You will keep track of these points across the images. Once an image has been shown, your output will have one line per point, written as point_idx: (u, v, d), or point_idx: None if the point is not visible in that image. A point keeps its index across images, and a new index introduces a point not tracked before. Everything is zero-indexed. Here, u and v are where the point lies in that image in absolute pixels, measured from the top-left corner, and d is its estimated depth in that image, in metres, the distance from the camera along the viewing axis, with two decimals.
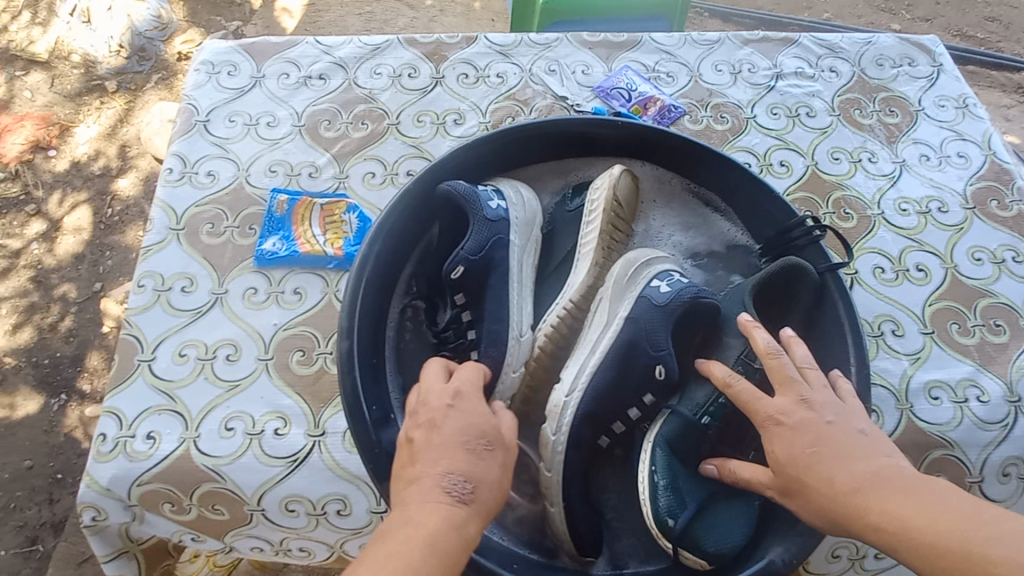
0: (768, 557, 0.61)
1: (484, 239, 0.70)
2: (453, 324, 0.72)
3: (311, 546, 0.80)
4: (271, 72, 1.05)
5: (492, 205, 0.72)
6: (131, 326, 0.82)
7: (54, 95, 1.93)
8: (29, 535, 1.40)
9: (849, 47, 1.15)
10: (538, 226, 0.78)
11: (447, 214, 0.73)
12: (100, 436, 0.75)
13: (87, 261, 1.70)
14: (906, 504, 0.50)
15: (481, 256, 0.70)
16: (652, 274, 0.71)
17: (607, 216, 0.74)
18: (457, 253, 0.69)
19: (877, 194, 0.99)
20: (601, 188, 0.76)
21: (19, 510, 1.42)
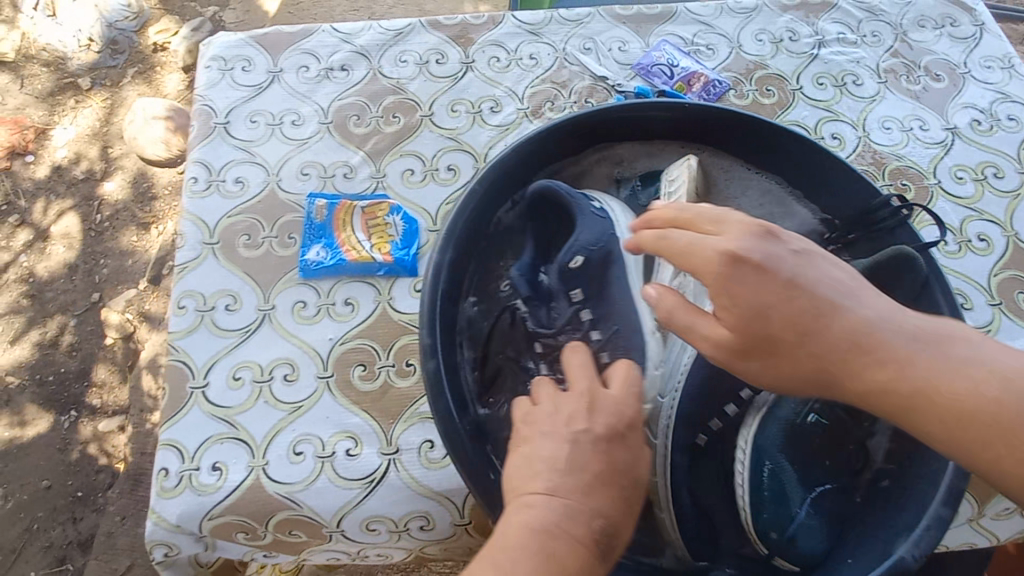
0: (896, 554, 0.57)
1: (598, 232, 0.65)
2: (569, 325, 0.65)
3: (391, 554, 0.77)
4: (289, 66, 0.98)
5: (596, 204, 0.68)
6: (177, 351, 0.78)
7: (23, 96, 1.80)
8: (57, 555, 1.36)
9: (890, 10, 1.11)
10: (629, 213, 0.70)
11: (543, 216, 0.69)
12: (163, 470, 0.71)
13: (81, 271, 1.62)
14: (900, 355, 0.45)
15: (598, 248, 0.65)
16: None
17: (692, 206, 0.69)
18: (573, 244, 0.65)
19: (932, 162, 0.96)
20: (679, 174, 0.71)
21: (43, 531, 1.38)
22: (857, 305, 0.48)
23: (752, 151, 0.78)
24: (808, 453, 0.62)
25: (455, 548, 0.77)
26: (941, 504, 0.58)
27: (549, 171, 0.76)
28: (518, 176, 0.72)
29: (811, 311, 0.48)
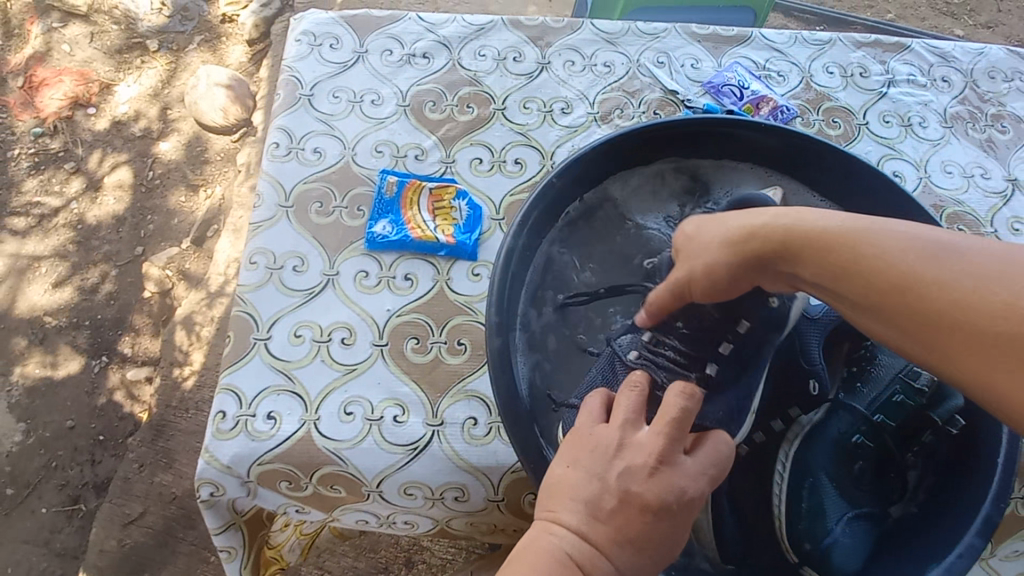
0: None
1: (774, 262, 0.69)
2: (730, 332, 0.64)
3: (417, 520, 0.82)
4: (374, 48, 1.02)
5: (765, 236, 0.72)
6: (245, 303, 0.81)
7: (93, 51, 1.89)
8: (71, 495, 1.41)
9: (962, 57, 1.12)
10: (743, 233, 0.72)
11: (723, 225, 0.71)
12: (220, 413, 0.74)
13: (128, 223, 1.68)
14: (877, 257, 0.49)
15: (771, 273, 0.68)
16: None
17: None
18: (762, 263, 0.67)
19: (992, 211, 0.97)
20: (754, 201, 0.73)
21: (61, 469, 1.42)
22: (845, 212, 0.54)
23: (818, 182, 0.80)
24: (852, 472, 0.65)
25: (481, 522, 0.81)
26: (974, 534, 0.59)
27: (621, 173, 0.79)
28: (590, 173, 0.75)
29: (789, 222, 0.55)
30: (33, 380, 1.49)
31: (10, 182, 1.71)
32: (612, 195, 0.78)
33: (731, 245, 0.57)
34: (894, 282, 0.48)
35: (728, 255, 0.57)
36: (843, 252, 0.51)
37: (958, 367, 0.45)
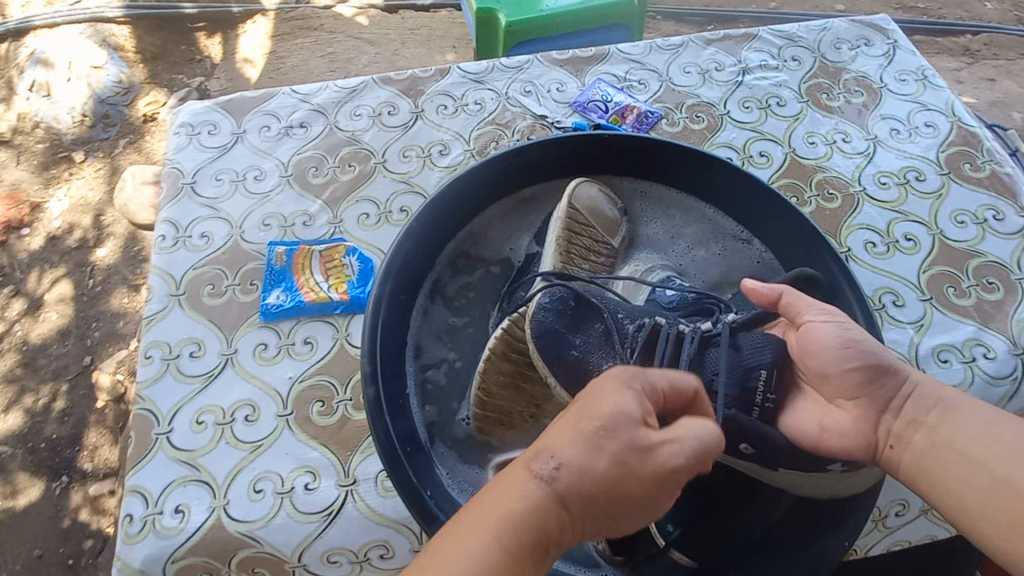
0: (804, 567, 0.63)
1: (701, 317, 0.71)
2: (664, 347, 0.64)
3: None
4: (251, 127, 1.06)
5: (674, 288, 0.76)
6: (144, 400, 0.81)
7: (20, 171, 1.89)
8: None
9: (807, 35, 1.20)
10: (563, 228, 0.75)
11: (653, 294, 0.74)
12: (127, 517, 0.73)
13: (73, 336, 1.64)
14: (1013, 451, 0.53)
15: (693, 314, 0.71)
16: (659, 277, 0.78)
17: (562, 224, 0.75)
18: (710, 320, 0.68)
19: (858, 170, 1.02)
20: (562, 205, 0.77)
21: None
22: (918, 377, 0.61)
23: (667, 173, 0.85)
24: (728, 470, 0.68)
25: None
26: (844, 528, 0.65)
27: (488, 204, 0.82)
28: (457, 211, 0.79)
29: (923, 385, 0.60)
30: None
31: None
32: (480, 227, 0.81)
33: (876, 363, 0.60)
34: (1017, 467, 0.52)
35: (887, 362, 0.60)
36: (968, 426, 0.57)
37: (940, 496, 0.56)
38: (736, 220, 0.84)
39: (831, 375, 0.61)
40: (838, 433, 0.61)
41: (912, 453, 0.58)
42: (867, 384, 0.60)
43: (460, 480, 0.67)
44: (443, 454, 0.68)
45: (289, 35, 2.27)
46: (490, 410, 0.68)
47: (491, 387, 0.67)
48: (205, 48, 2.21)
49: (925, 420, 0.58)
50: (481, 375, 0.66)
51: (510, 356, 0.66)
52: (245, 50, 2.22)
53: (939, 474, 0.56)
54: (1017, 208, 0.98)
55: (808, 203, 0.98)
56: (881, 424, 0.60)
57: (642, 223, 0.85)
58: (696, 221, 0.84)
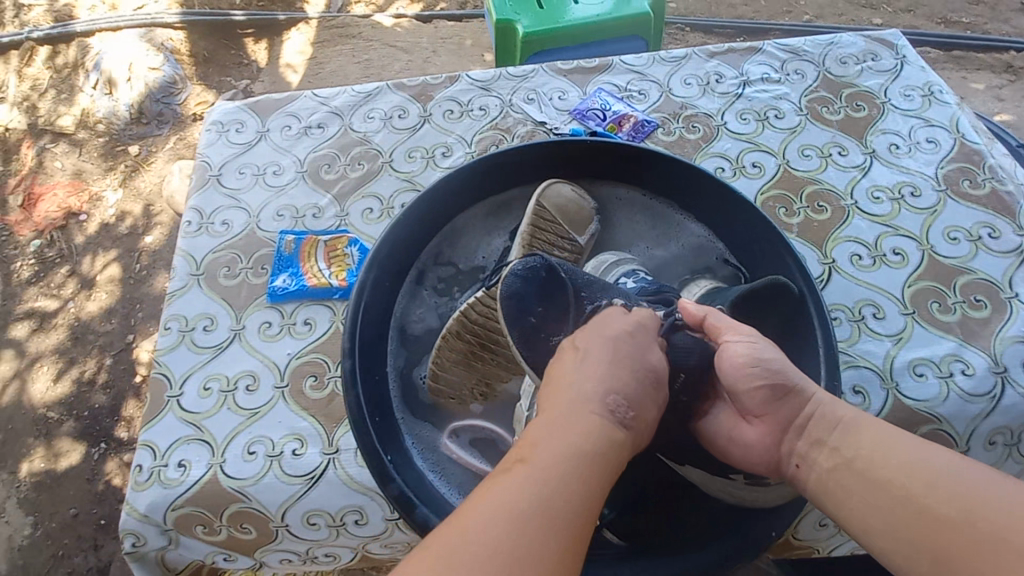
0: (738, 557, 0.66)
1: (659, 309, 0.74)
2: None
3: (338, 552, 0.85)
4: (275, 126, 1.16)
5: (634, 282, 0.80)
6: (160, 365, 0.91)
7: (82, 163, 2.07)
8: None
9: (813, 49, 1.21)
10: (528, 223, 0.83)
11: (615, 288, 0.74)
12: (137, 467, 0.82)
13: (119, 314, 1.79)
14: (908, 465, 0.53)
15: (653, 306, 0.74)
16: (621, 271, 0.83)
17: (529, 219, 0.83)
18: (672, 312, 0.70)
19: (851, 183, 1.03)
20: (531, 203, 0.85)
21: (67, 558, 1.45)
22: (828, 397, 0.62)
23: (643, 180, 0.91)
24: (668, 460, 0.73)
25: (395, 542, 0.84)
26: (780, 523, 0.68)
27: (476, 204, 0.88)
28: (444, 207, 0.85)
29: (826, 406, 0.61)
30: (39, 473, 1.55)
31: (11, 292, 1.84)
32: (465, 225, 0.88)
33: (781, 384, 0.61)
34: (913, 485, 0.52)
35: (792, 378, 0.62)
36: (869, 445, 0.56)
37: (847, 512, 0.55)
38: (706, 223, 0.89)
39: (739, 390, 0.63)
40: (741, 445, 0.64)
41: (816, 472, 0.58)
42: (769, 401, 0.61)
43: (424, 450, 0.73)
44: (415, 424, 0.76)
45: (329, 42, 2.38)
46: (443, 385, 0.75)
47: (446, 362, 0.74)
48: (253, 53, 2.36)
49: (827, 440, 0.58)
50: (436, 352, 0.73)
51: (463, 337, 0.72)
52: (288, 56, 2.36)
53: (842, 491, 0.56)
54: (1015, 226, 0.97)
55: (796, 214, 1.00)
56: (784, 440, 0.61)
57: (618, 224, 0.92)
58: (670, 224, 0.91)
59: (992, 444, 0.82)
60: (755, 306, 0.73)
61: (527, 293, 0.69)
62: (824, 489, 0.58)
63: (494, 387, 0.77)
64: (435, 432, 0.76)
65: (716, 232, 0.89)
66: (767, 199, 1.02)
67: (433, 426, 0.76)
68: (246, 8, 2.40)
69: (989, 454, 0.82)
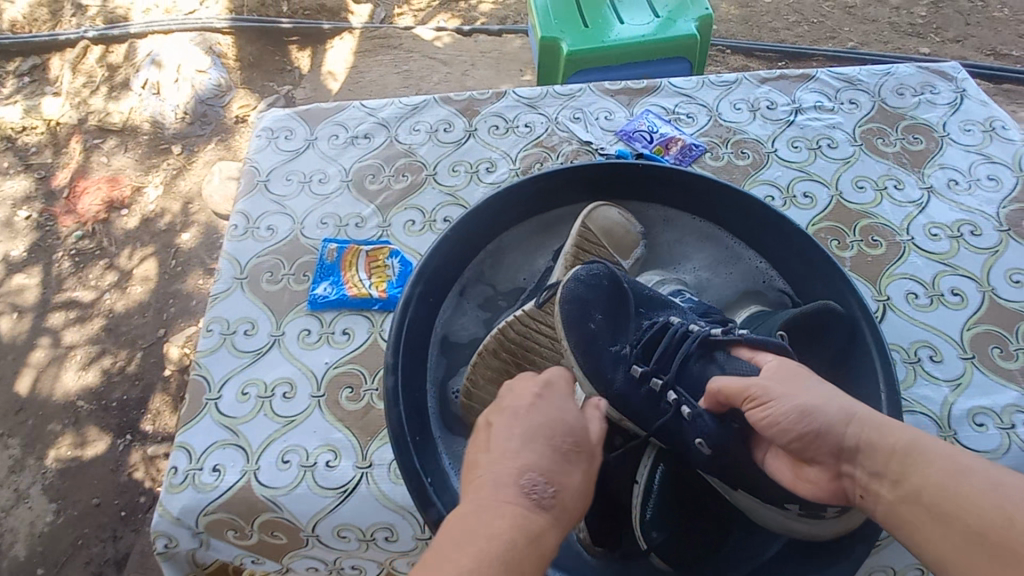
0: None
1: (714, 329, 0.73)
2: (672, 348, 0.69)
3: (364, 565, 0.84)
4: (323, 134, 1.17)
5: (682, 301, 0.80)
6: (200, 367, 0.92)
7: (127, 159, 2.13)
8: (94, 572, 1.44)
9: (868, 79, 1.18)
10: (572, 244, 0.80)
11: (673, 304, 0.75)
12: (173, 468, 0.83)
13: (153, 308, 1.83)
14: (978, 493, 0.49)
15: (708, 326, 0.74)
16: (668, 290, 0.84)
17: (574, 240, 0.80)
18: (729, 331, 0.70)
19: (907, 218, 1.00)
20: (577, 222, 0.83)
21: (87, 546, 1.47)
22: (873, 418, 0.56)
23: (693, 204, 0.89)
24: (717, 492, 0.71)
25: None
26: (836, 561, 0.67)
27: (523, 222, 0.88)
28: (490, 225, 0.85)
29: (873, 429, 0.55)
30: (67, 459, 1.58)
31: (53, 281, 1.89)
32: (511, 243, 0.88)
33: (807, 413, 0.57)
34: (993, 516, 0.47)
35: (823, 412, 0.56)
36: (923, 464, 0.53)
37: (924, 546, 0.51)
38: (759, 252, 0.87)
39: (774, 437, 0.58)
40: (797, 485, 0.60)
41: (881, 507, 0.54)
42: (811, 443, 0.56)
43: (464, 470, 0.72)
44: (455, 439, 0.75)
45: (371, 52, 2.42)
46: (478, 404, 0.74)
47: (480, 379, 0.73)
48: (296, 60, 2.41)
49: (886, 472, 0.53)
50: (472, 368, 0.74)
51: (500, 354, 0.73)
52: (330, 64, 2.40)
53: (914, 524, 0.52)
54: None
55: (848, 247, 0.97)
56: (842, 476, 0.56)
57: (666, 250, 0.90)
58: (719, 251, 0.89)
59: None
60: (808, 333, 0.73)
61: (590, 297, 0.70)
62: (895, 522, 0.53)
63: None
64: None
65: (768, 260, 0.87)
66: (817, 230, 0.99)
67: None
68: (292, 16, 2.45)
69: None
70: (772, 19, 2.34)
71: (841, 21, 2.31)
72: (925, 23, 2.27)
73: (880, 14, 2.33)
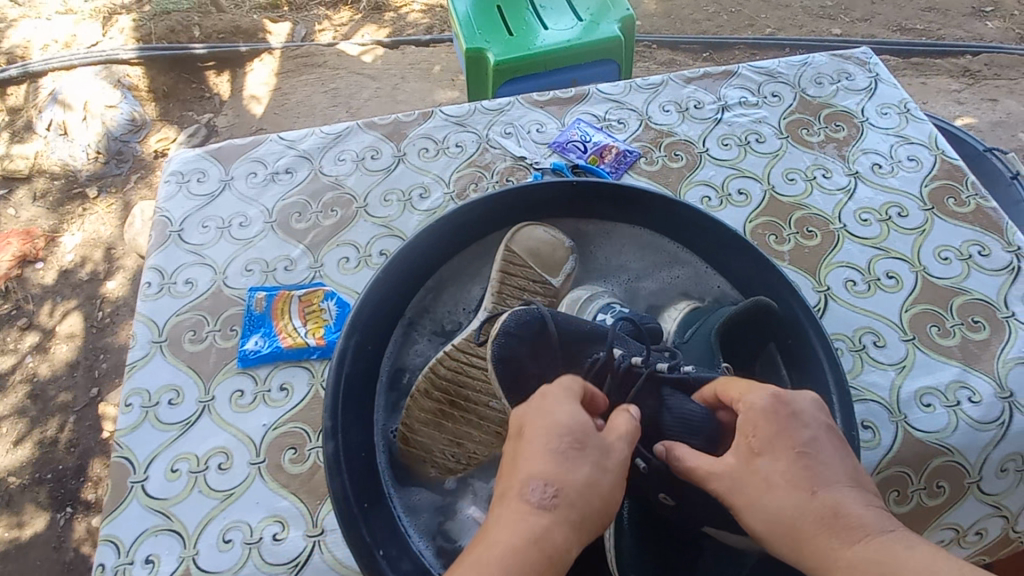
0: None
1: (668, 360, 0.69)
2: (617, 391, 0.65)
3: None
4: (239, 173, 1.09)
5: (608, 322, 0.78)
6: (122, 448, 0.83)
7: (37, 208, 1.95)
8: None
9: (787, 71, 1.20)
10: (498, 266, 0.79)
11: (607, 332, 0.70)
12: (99, 566, 0.74)
13: (82, 367, 1.67)
14: None
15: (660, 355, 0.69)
16: (597, 306, 0.80)
17: (499, 263, 0.79)
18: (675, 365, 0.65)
19: (838, 206, 1.02)
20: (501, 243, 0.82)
21: None
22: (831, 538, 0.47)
23: (632, 217, 0.88)
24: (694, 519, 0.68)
25: None
26: None
27: (460, 254, 0.84)
28: (425, 261, 0.81)
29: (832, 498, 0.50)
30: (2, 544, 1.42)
31: None
32: (449, 276, 0.84)
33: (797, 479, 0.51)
34: None
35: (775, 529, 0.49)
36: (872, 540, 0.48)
37: None
38: (699, 257, 0.86)
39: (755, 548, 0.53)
40: None
41: None
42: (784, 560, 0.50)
43: (421, 526, 0.69)
44: (410, 491, 0.71)
45: (294, 72, 2.31)
46: (415, 448, 0.71)
47: (415, 423, 0.70)
48: (215, 86, 2.28)
49: None
50: (406, 413, 0.71)
51: (432, 394, 0.70)
52: (251, 88, 2.29)
53: None
54: (1004, 243, 0.97)
55: (787, 241, 0.98)
56: None
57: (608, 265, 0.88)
58: (662, 263, 0.87)
59: (1004, 471, 0.80)
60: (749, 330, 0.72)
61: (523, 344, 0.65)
62: None
63: (470, 454, 0.71)
64: (432, 501, 0.71)
65: (711, 268, 0.86)
66: (755, 227, 0.99)
67: (429, 498, 0.71)
68: (205, 40, 2.30)
69: (1002, 482, 0.80)
70: (693, 11, 2.38)
71: (758, 8, 2.38)
72: (834, 5, 2.37)
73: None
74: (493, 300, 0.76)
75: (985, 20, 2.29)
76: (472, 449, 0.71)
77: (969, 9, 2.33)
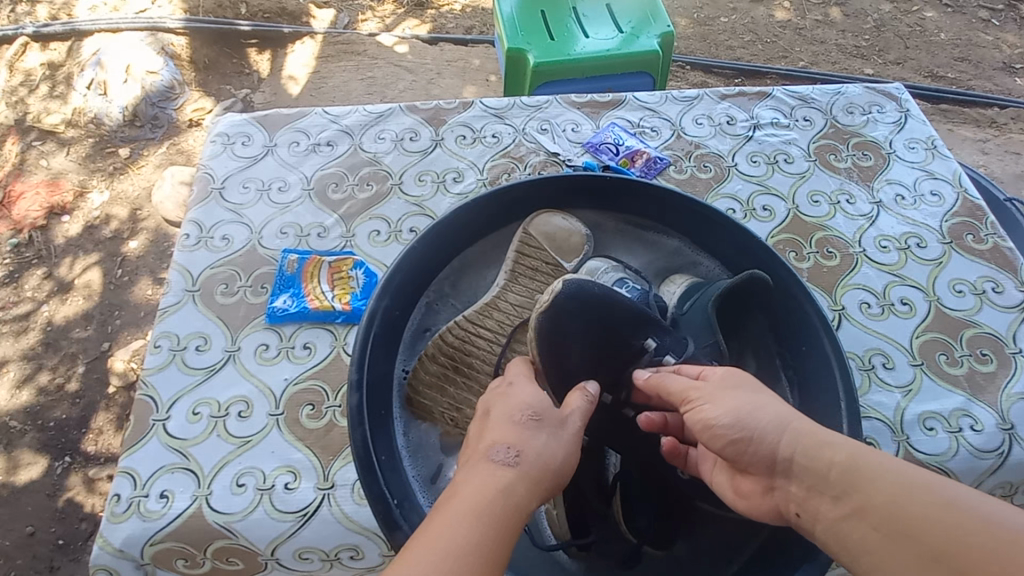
0: None
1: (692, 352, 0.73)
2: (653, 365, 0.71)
3: None
4: (282, 141, 1.13)
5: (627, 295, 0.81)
6: (147, 386, 0.86)
7: (68, 163, 2.00)
8: None
9: (820, 97, 1.23)
10: (514, 249, 0.84)
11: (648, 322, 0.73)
12: (115, 496, 0.77)
13: (96, 321, 1.70)
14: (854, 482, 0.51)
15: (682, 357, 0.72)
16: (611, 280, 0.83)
17: (517, 245, 0.84)
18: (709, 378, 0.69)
19: (858, 231, 1.04)
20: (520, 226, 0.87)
21: None
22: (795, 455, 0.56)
23: (651, 215, 0.92)
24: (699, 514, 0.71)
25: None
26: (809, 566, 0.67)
27: (486, 237, 0.88)
28: (454, 238, 0.85)
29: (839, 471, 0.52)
30: None
31: None
32: (472, 257, 0.87)
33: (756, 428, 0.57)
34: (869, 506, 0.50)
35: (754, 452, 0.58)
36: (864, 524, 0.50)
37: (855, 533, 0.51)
38: (717, 262, 0.89)
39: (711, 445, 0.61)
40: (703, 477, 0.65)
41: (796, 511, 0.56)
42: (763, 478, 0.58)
43: (421, 471, 0.73)
44: (413, 426, 0.76)
45: (334, 58, 2.36)
46: (419, 410, 0.76)
47: (421, 384, 0.76)
48: (255, 63, 2.33)
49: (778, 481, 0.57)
50: (418, 370, 0.76)
51: (439, 359, 0.76)
52: (290, 68, 2.34)
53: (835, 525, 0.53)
54: (1017, 282, 0.99)
55: (806, 258, 1.00)
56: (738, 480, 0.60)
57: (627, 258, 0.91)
58: (680, 261, 0.90)
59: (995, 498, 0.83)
60: (739, 304, 0.77)
61: (574, 329, 0.70)
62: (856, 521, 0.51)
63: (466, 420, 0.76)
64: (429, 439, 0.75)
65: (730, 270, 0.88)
66: (776, 243, 1.02)
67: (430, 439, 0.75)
68: (251, 18, 2.37)
69: None
70: (729, 37, 2.42)
71: (793, 41, 2.42)
72: (869, 46, 2.40)
73: (828, 35, 2.45)
74: (507, 278, 0.81)
75: (1015, 76, 2.32)
76: (469, 412, 0.76)
77: (1001, 64, 2.36)
